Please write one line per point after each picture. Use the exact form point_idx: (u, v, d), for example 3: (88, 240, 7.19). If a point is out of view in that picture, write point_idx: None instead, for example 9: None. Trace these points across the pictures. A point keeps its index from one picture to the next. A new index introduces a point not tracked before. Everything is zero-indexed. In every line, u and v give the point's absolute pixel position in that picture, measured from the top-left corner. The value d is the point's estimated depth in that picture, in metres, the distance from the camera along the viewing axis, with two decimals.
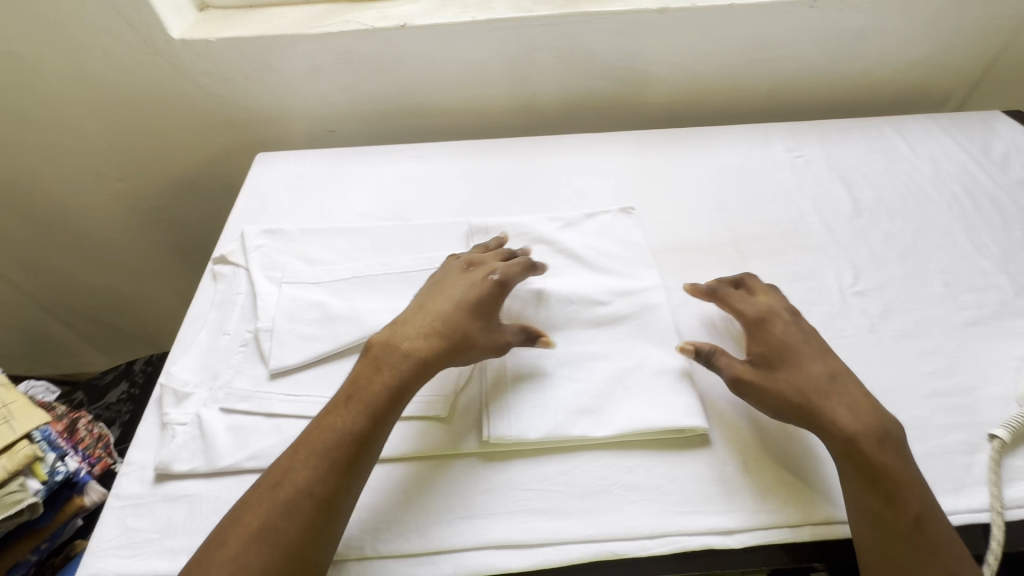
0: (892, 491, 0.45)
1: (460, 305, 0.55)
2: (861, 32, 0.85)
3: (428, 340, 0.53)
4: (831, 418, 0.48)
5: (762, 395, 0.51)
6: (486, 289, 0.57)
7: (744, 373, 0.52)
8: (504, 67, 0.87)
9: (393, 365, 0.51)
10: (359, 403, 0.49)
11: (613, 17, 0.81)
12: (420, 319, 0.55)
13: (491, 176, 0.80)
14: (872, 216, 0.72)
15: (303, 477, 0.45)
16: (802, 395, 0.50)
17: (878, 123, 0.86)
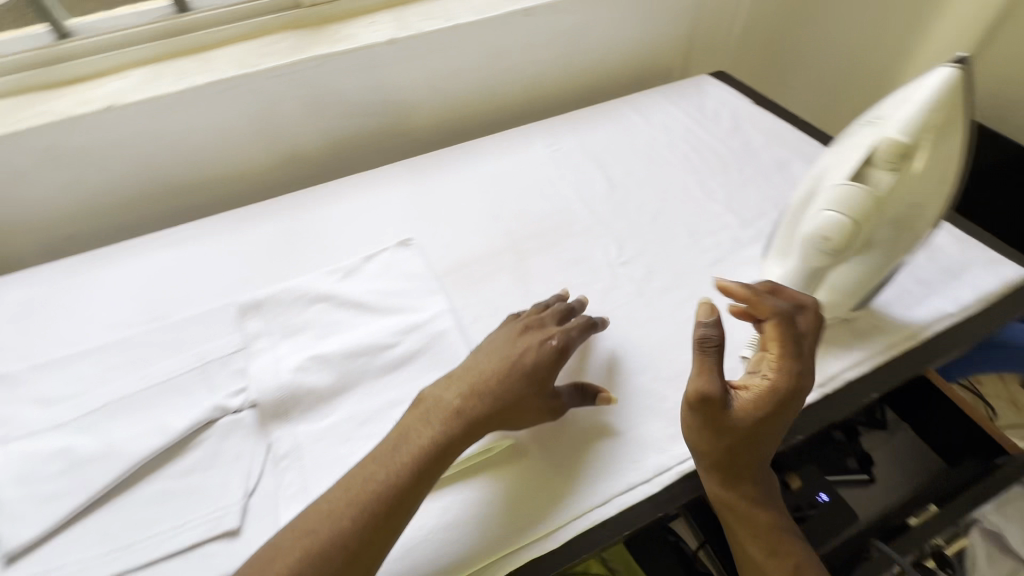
0: (774, 544, 0.50)
1: (518, 371, 0.52)
2: (581, 29, 0.94)
3: (474, 403, 0.50)
4: (751, 480, 0.51)
5: (714, 425, 0.48)
6: (546, 356, 0.53)
7: (717, 401, 0.48)
8: (251, 126, 0.82)
9: (444, 418, 0.49)
10: (406, 454, 0.47)
11: (345, 55, 0.80)
12: (472, 380, 0.51)
13: (263, 239, 0.74)
14: (624, 189, 0.79)
15: (341, 527, 0.43)
16: (742, 456, 0.49)
17: (618, 104, 0.95)
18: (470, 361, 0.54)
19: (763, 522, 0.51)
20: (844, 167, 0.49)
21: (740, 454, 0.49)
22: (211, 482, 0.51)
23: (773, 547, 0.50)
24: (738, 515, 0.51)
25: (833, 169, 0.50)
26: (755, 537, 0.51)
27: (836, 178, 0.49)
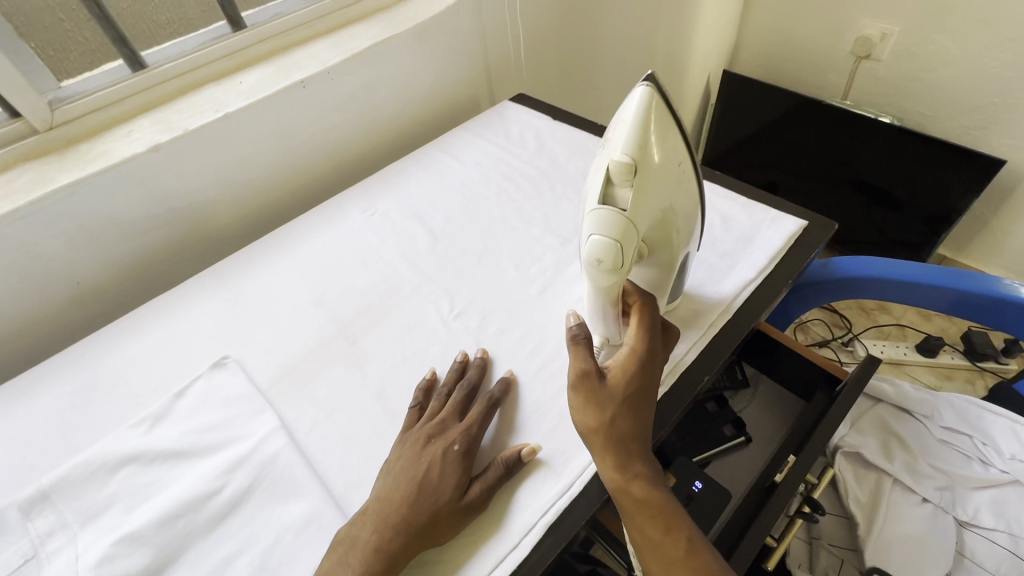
0: (672, 527, 0.47)
1: (425, 486, 0.49)
2: (369, 87, 0.92)
3: (384, 532, 0.47)
4: (646, 458, 0.49)
5: (596, 402, 0.49)
6: (451, 463, 0.51)
7: (589, 375, 0.50)
8: (7, 280, 0.70)
9: (360, 562, 0.46)
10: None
11: (101, 176, 0.71)
12: (383, 509, 0.48)
13: (46, 409, 0.62)
14: (447, 237, 0.78)
15: None
16: (631, 435, 0.48)
17: (428, 150, 0.94)
18: (379, 489, 0.51)
19: (659, 505, 0.47)
20: (597, 192, 0.51)
21: (628, 427, 0.48)
22: None
23: (671, 530, 0.47)
24: (636, 500, 0.47)
25: (590, 195, 0.52)
26: (653, 520, 0.47)
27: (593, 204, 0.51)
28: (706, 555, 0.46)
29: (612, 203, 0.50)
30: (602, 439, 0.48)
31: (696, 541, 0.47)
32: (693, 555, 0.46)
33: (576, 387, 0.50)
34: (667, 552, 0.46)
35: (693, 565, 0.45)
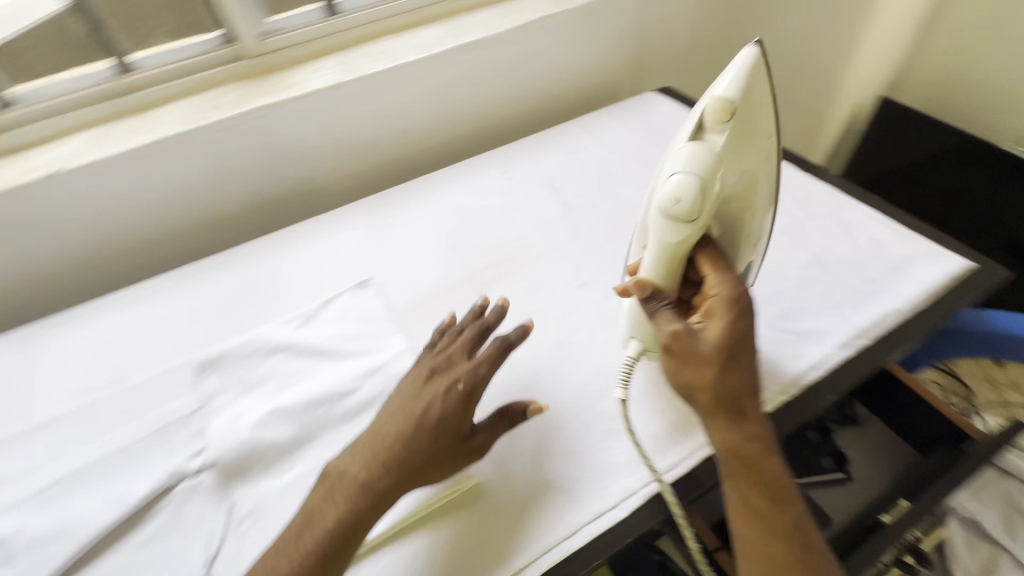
0: (779, 498, 0.45)
1: (422, 425, 0.49)
2: (525, 58, 0.95)
3: (375, 473, 0.47)
4: (756, 423, 0.47)
5: (693, 362, 0.47)
6: (452, 403, 0.50)
7: (683, 336, 0.48)
8: (202, 178, 0.82)
9: (347, 497, 0.46)
10: (342, 493, 0.47)
11: (292, 102, 0.81)
12: (375, 446, 0.48)
13: (217, 293, 0.72)
14: (579, 211, 0.81)
15: (302, 548, 0.45)
16: (739, 396, 0.47)
17: (568, 127, 0.97)
18: (376, 424, 0.51)
19: (765, 473, 0.46)
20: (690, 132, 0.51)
21: (734, 386, 0.47)
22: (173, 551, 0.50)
23: (776, 500, 0.45)
24: (744, 463, 0.46)
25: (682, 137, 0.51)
26: (757, 488, 0.46)
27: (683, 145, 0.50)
28: (809, 533, 0.45)
29: (702, 140, 0.50)
30: (710, 397, 0.47)
31: (800, 518, 0.45)
32: (797, 530, 0.45)
33: (669, 346, 0.48)
34: (773, 524, 0.45)
35: (795, 539, 0.44)
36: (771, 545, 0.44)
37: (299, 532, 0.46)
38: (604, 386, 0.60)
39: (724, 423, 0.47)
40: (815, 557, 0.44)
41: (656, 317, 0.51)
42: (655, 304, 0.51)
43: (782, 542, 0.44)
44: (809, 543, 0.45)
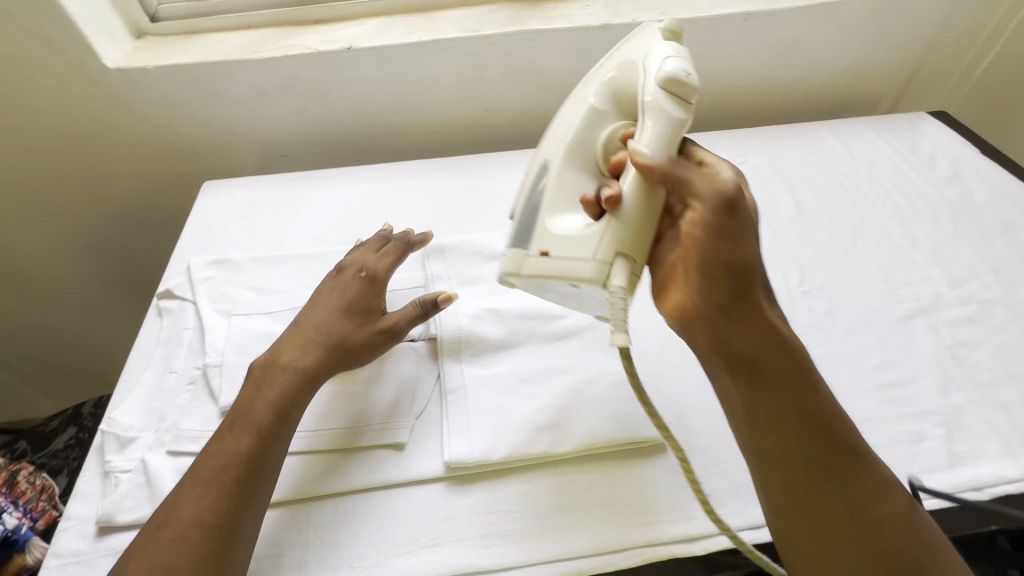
0: (803, 397, 0.42)
1: (337, 310, 0.56)
2: (795, 42, 0.88)
3: (308, 354, 0.53)
4: (761, 305, 0.44)
5: (734, 239, 0.43)
6: (362, 286, 0.58)
7: (732, 195, 0.43)
8: (455, 86, 0.87)
9: (285, 381, 0.50)
10: (243, 425, 0.47)
11: (558, 33, 0.83)
12: (311, 331, 0.54)
13: (444, 194, 0.80)
14: (815, 217, 0.75)
15: (239, 441, 0.46)
16: (760, 266, 0.44)
17: (816, 128, 0.89)
18: (303, 318, 0.56)
19: (776, 361, 0.43)
20: (643, 41, 0.53)
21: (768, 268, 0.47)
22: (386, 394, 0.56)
23: (807, 405, 0.42)
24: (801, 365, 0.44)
25: (635, 50, 0.53)
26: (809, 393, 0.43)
27: (648, 45, 0.51)
28: (843, 427, 0.42)
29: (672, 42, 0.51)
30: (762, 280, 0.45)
31: (827, 410, 0.42)
32: (830, 436, 0.42)
33: (708, 217, 0.43)
34: (810, 440, 0.41)
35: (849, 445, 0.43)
36: (811, 474, 0.41)
37: (235, 423, 0.48)
38: None
39: (745, 313, 0.43)
40: (863, 457, 0.42)
41: (690, 178, 0.44)
42: (682, 165, 0.45)
43: (828, 461, 0.41)
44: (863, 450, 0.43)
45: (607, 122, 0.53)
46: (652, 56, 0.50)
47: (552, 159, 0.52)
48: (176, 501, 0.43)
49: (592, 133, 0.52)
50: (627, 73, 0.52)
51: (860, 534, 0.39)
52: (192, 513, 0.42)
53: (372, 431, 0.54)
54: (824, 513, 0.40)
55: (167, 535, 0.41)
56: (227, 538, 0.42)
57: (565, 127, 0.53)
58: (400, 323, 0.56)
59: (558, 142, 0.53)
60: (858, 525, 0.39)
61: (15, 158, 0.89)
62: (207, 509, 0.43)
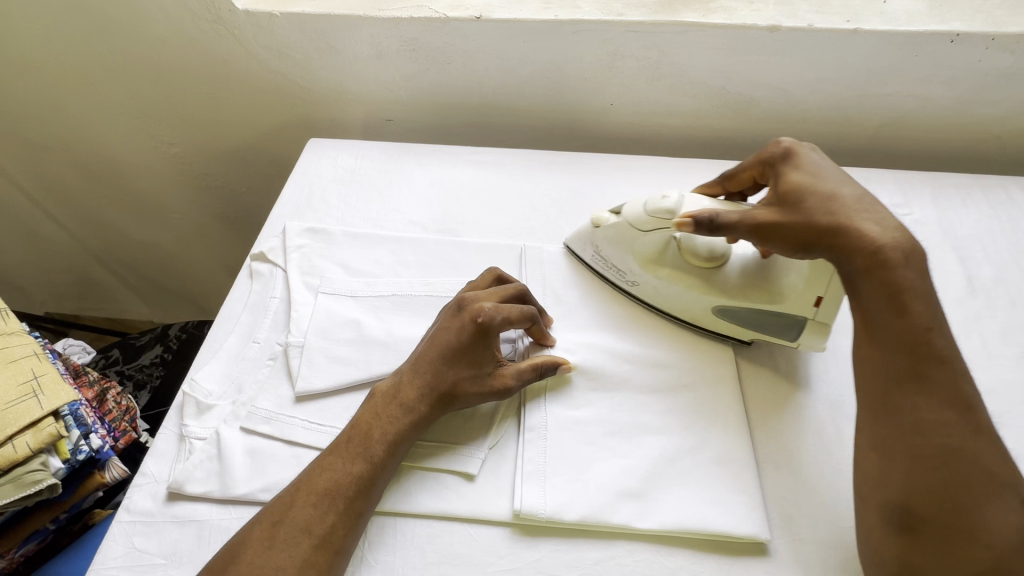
0: (886, 323, 0.44)
1: (450, 354, 0.50)
2: (1005, 76, 0.73)
3: (425, 394, 0.49)
4: (858, 239, 0.45)
5: (784, 233, 0.48)
6: (474, 338, 0.50)
7: (761, 217, 0.49)
8: (584, 73, 0.79)
9: (399, 415, 0.48)
10: (355, 449, 0.46)
11: (713, 30, 0.72)
12: (423, 368, 0.50)
13: (552, 194, 0.73)
14: (988, 300, 0.62)
15: (348, 467, 0.45)
16: (829, 218, 0.47)
17: (1005, 184, 0.74)
18: (419, 350, 0.52)
19: (868, 294, 0.45)
20: (606, 242, 0.60)
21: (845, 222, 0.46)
22: (465, 419, 0.52)
23: (897, 335, 0.43)
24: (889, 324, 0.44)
25: (616, 251, 0.60)
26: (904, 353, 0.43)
27: (616, 234, 0.59)
28: (945, 360, 0.43)
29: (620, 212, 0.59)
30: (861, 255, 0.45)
31: (925, 338, 0.43)
32: (924, 369, 0.42)
33: (760, 240, 0.50)
34: (900, 376, 0.43)
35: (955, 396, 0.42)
36: (898, 404, 0.43)
37: (351, 443, 0.47)
38: None
39: (839, 260, 0.46)
40: (957, 394, 0.42)
41: (728, 225, 0.50)
42: (718, 216, 0.50)
43: (915, 392, 0.42)
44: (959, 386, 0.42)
45: (674, 266, 0.58)
46: (630, 225, 0.57)
47: (728, 303, 0.55)
48: (277, 510, 0.44)
49: (692, 284, 0.57)
50: (633, 251, 0.59)
51: (932, 463, 0.41)
52: (304, 521, 0.43)
53: (442, 452, 0.50)
54: (903, 441, 0.42)
55: (276, 541, 0.42)
56: (335, 556, 0.43)
57: (688, 296, 0.57)
58: (513, 385, 0.50)
59: (700, 301, 0.56)
60: (936, 456, 0.41)
61: (142, 85, 0.92)
62: (312, 532, 0.43)
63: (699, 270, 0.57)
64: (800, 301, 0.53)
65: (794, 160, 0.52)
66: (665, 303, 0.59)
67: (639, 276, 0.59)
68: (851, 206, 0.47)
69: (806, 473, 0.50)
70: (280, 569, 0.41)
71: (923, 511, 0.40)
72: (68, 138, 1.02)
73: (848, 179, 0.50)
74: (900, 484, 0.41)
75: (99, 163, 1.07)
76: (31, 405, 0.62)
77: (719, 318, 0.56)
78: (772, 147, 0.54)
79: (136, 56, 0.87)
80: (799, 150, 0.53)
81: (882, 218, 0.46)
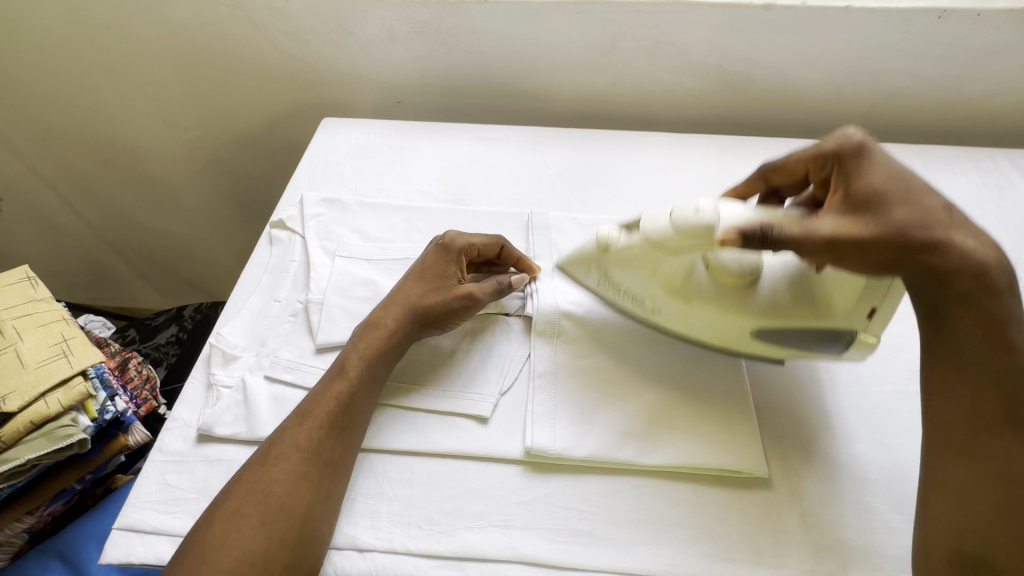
0: (971, 308, 0.43)
1: (417, 279, 0.56)
2: (993, 50, 0.75)
3: (395, 315, 0.54)
4: (959, 256, 0.43)
5: (863, 251, 0.43)
6: (436, 261, 0.57)
7: (838, 230, 0.43)
8: (587, 53, 0.82)
9: (375, 337, 0.52)
10: (335, 375, 0.50)
11: (711, 8, 0.75)
12: (395, 295, 0.55)
13: (557, 167, 0.76)
14: None
15: (330, 390, 0.49)
16: (923, 230, 0.43)
17: (994, 155, 0.77)
18: (395, 288, 0.58)
19: (959, 291, 0.43)
20: (618, 266, 0.54)
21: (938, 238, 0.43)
22: (476, 367, 0.55)
23: (986, 317, 0.42)
24: (984, 362, 0.42)
25: (630, 273, 0.53)
26: (999, 394, 0.41)
27: (629, 255, 0.53)
28: None
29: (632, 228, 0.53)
30: (959, 279, 0.43)
31: (1010, 315, 0.42)
32: (1019, 413, 0.41)
33: (835, 258, 0.44)
34: (978, 352, 0.42)
35: None
36: (978, 380, 0.42)
37: (331, 371, 0.51)
38: None
39: (929, 281, 0.44)
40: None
41: (794, 239, 0.44)
42: (778, 228, 0.44)
43: (1005, 434, 0.41)
44: None
45: (700, 289, 0.51)
46: (650, 243, 0.51)
47: (768, 325, 0.50)
48: (271, 438, 0.48)
49: (725, 307, 0.50)
50: (654, 274, 0.52)
51: (1006, 440, 0.41)
52: (293, 441, 0.47)
53: (454, 397, 0.53)
54: (979, 419, 0.41)
55: (269, 461, 0.46)
56: (326, 467, 0.46)
57: (717, 319, 0.51)
58: (479, 293, 0.55)
59: (735, 326, 0.51)
60: (1012, 432, 0.41)
61: (161, 70, 0.95)
62: (302, 448, 0.46)
63: (732, 289, 0.50)
64: (850, 313, 0.47)
65: (864, 159, 0.48)
66: (691, 329, 0.53)
67: (661, 304, 0.53)
68: (940, 219, 0.44)
69: (800, 415, 0.53)
70: (274, 482, 0.45)
71: (1006, 559, 0.39)
72: (88, 124, 1.06)
73: (925, 184, 0.47)
74: (977, 469, 0.41)
75: (116, 149, 1.10)
76: (61, 365, 0.65)
77: (756, 339, 0.51)
78: (832, 146, 0.50)
79: (156, 41, 0.91)
80: (868, 148, 0.49)
81: (978, 233, 0.44)
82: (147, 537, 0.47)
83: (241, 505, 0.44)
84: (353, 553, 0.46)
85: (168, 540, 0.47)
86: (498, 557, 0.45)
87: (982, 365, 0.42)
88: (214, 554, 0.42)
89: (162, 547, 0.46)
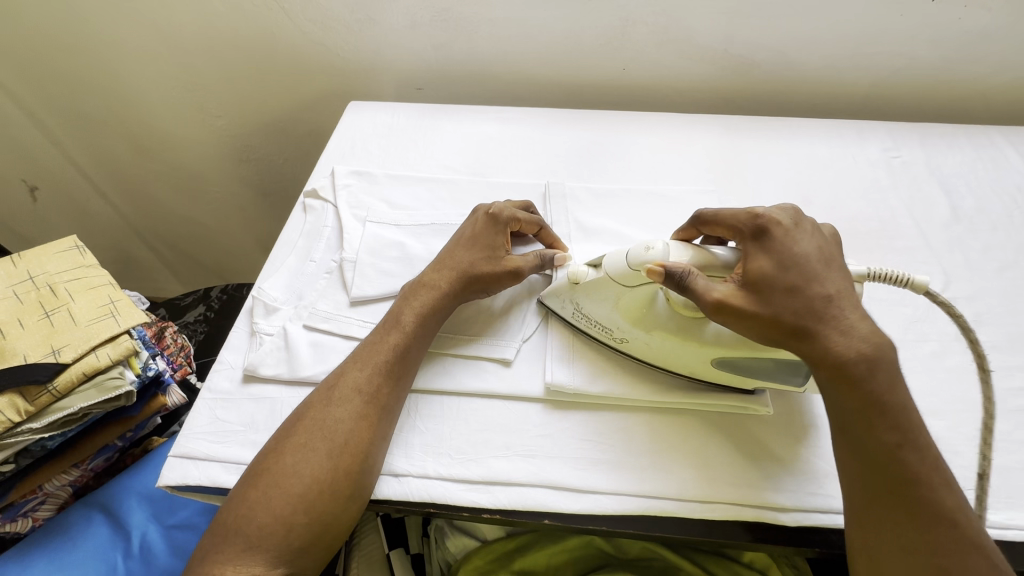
0: (844, 393, 0.42)
1: (465, 243, 0.59)
2: (987, 32, 0.79)
3: (445, 274, 0.57)
4: (824, 351, 0.43)
5: (744, 320, 0.45)
6: (483, 226, 0.60)
7: (723, 296, 0.45)
8: (600, 39, 0.86)
9: (427, 293, 0.56)
10: (391, 326, 0.54)
11: None
12: (444, 257, 0.59)
13: (571, 143, 0.81)
14: (972, 225, 0.69)
15: (388, 340, 0.53)
16: (796, 319, 0.43)
17: (989, 132, 0.80)
18: (442, 250, 0.61)
19: (826, 376, 0.43)
20: (587, 299, 0.54)
21: (807, 328, 0.43)
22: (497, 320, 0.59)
23: (863, 399, 0.42)
24: (862, 432, 0.42)
25: (596, 304, 0.53)
26: (880, 463, 0.41)
27: (596, 289, 0.53)
28: (919, 464, 0.40)
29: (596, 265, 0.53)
30: (824, 368, 0.43)
31: (886, 396, 0.42)
32: (903, 479, 0.40)
33: (718, 320, 0.46)
34: (859, 436, 0.42)
35: (938, 503, 0.40)
36: (862, 461, 0.42)
37: (386, 323, 0.55)
38: (941, 407, 0.53)
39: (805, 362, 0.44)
40: (914, 440, 0.41)
41: (694, 290, 0.45)
42: (690, 275, 0.46)
43: (894, 503, 0.40)
44: (942, 492, 0.40)
45: (661, 320, 0.52)
46: (611, 279, 0.51)
47: (728, 355, 0.49)
48: (330, 381, 0.51)
49: (685, 338, 0.50)
50: (617, 305, 0.52)
51: (897, 512, 0.40)
52: (354, 383, 0.50)
53: (479, 344, 0.57)
54: (872, 497, 0.41)
55: (332, 400, 0.49)
56: (382, 411, 0.50)
57: (681, 350, 0.51)
58: (524, 267, 0.57)
59: (697, 355, 0.51)
60: (900, 502, 0.40)
61: (197, 60, 1.01)
62: (363, 392, 0.50)
63: (692, 321, 0.51)
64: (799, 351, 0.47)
65: (767, 239, 0.47)
66: (662, 359, 0.53)
67: (628, 332, 0.53)
68: (823, 308, 0.43)
69: None
70: (338, 420, 0.48)
71: None
72: (124, 113, 1.11)
73: (824, 271, 0.45)
74: (884, 552, 0.40)
75: (150, 138, 1.15)
76: (110, 324, 0.69)
77: (719, 368, 0.51)
78: (745, 219, 0.49)
79: (194, 32, 0.97)
80: (777, 228, 0.47)
81: (851, 326, 0.43)
82: (200, 463, 0.51)
83: (309, 439, 0.47)
84: (390, 478, 0.50)
85: (220, 465, 0.51)
86: (522, 483, 0.49)
87: (859, 433, 0.42)
88: (285, 480, 0.45)
89: (214, 472, 0.51)
